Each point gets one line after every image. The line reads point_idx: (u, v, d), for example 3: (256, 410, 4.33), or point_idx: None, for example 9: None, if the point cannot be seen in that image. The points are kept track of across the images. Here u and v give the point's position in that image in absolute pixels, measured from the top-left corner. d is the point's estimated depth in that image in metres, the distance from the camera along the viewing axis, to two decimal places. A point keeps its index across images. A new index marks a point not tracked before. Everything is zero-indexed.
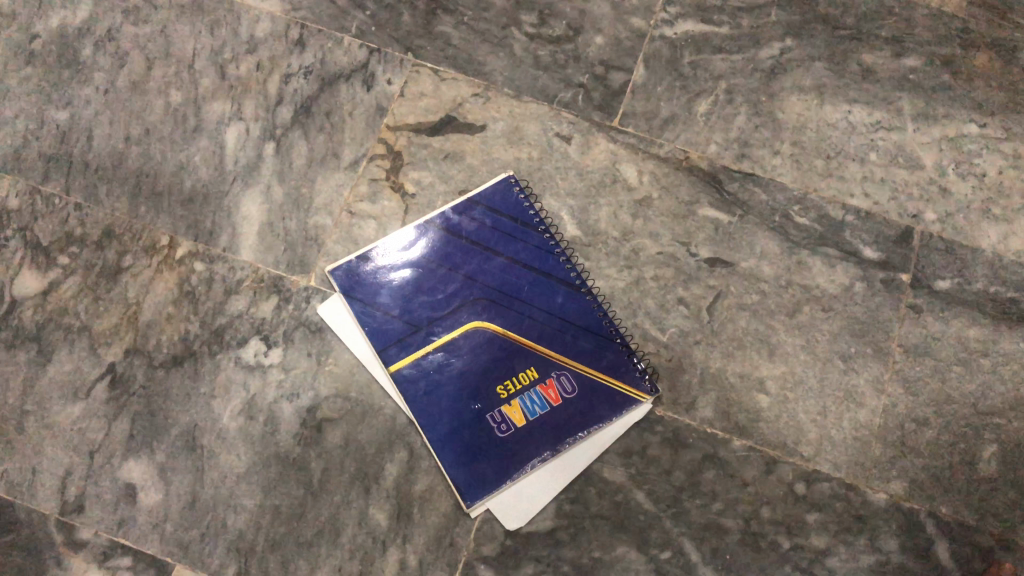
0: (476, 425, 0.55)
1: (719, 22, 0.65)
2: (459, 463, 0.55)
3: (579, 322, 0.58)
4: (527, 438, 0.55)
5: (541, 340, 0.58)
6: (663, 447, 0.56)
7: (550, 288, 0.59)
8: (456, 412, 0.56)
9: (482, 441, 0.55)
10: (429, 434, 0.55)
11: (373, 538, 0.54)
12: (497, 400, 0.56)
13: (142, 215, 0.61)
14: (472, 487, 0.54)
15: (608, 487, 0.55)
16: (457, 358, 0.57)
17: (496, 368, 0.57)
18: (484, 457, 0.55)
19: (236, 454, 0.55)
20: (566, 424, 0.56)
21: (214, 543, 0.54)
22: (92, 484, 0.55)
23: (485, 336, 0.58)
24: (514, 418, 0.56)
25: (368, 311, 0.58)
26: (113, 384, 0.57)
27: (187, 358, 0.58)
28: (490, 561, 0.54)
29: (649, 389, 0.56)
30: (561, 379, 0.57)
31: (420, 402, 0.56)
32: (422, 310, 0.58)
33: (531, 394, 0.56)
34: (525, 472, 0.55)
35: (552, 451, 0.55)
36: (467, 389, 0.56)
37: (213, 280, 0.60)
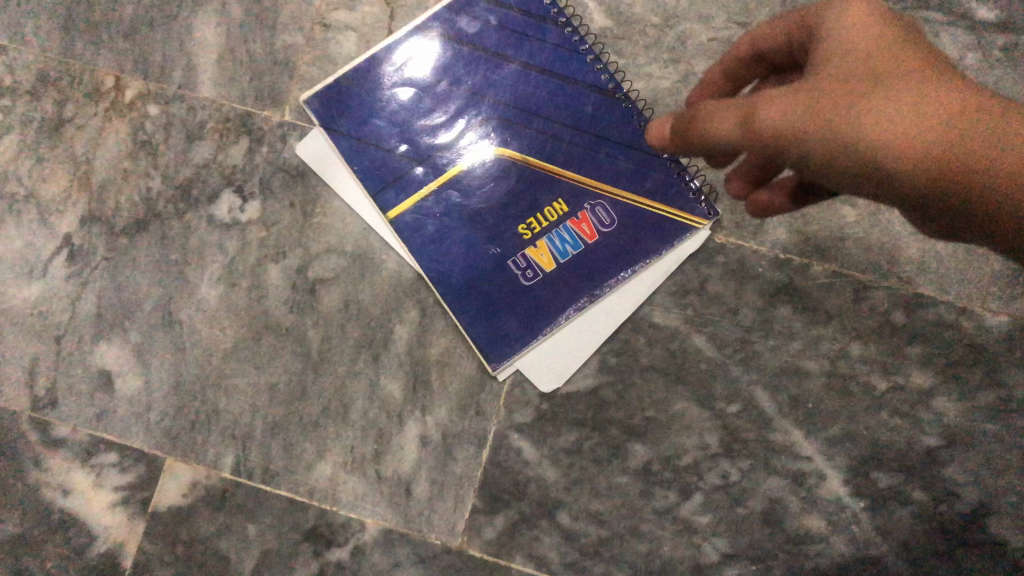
0: (496, 275, 0.46)
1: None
2: (479, 320, 0.46)
3: (615, 138, 0.47)
4: (559, 284, 0.46)
5: (570, 164, 0.47)
6: (726, 281, 0.46)
7: (576, 99, 0.47)
8: (471, 261, 0.46)
9: (505, 292, 0.46)
10: (441, 288, 0.46)
11: (387, 411, 0.46)
12: (521, 242, 0.46)
13: (79, 53, 0.51)
14: (498, 347, 0.45)
15: (661, 334, 0.46)
16: (468, 196, 0.47)
17: (515, 205, 0.47)
18: (509, 312, 0.46)
19: (220, 328, 0.47)
20: (605, 264, 0.46)
21: (207, 431, 0.47)
22: (63, 373, 0.47)
23: (500, 166, 0.47)
24: (542, 262, 0.46)
25: (355, 148, 0.47)
26: (72, 257, 0.49)
27: (152, 222, 0.49)
28: (525, 429, 0.46)
29: (706, 213, 0.46)
30: (596, 210, 0.46)
31: (428, 252, 0.46)
32: (421, 141, 0.48)
33: (561, 232, 0.46)
34: (560, 325, 0.46)
35: (590, 298, 0.46)
36: (483, 233, 0.47)
37: (172, 125, 0.50)
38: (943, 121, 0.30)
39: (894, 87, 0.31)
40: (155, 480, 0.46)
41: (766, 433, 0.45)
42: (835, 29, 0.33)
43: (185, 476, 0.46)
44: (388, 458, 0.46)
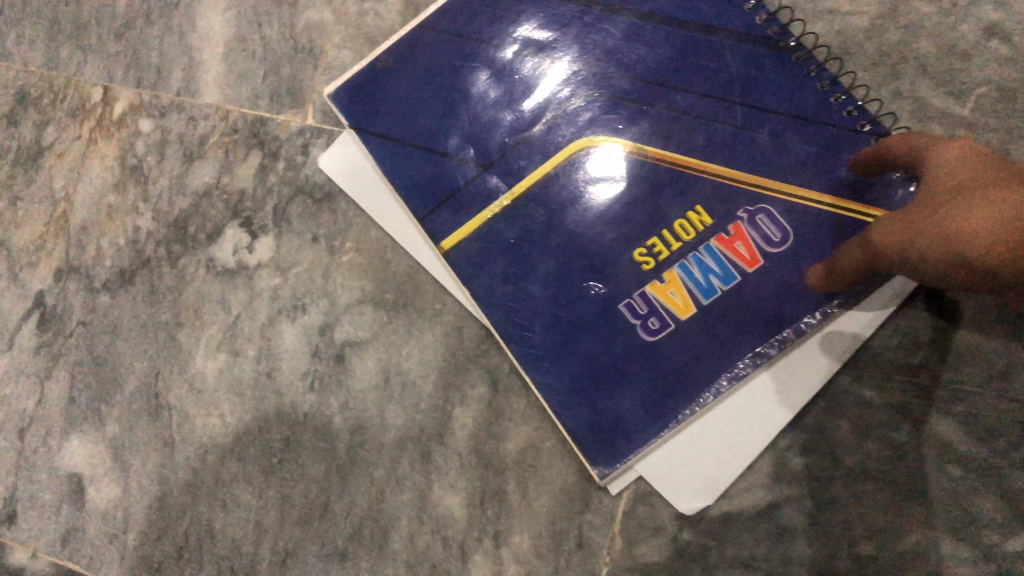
0: (604, 328, 0.30)
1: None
2: (578, 401, 0.30)
3: (780, 109, 0.31)
4: (703, 337, 0.30)
5: (712, 153, 0.31)
6: (980, 328, 0.28)
7: (716, 54, 0.32)
8: (564, 309, 0.31)
9: (618, 351, 0.30)
10: (520, 350, 0.30)
11: (445, 540, 0.31)
12: (642, 275, 0.30)
13: (63, 62, 0.40)
14: (611, 437, 0.29)
15: (874, 416, 0.28)
16: (556, 210, 0.31)
17: (634, 221, 0.31)
18: (626, 382, 0.30)
19: (218, 416, 0.34)
20: (776, 303, 0.29)
21: (199, 562, 0.33)
22: (25, 481, 0.35)
23: (609, 163, 0.31)
24: (674, 305, 0.30)
25: (390, 153, 0.32)
26: (44, 323, 0.37)
27: (140, 271, 0.36)
28: (657, 572, 0.29)
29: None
30: (757, 219, 0.30)
31: (501, 297, 0.31)
32: (488, 137, 0.32)
33: (704, 257, 0.30)
34: (707, 402, 0.29)
35: (754, 356, 0.29)
36: (582, 265, 0.31)
37: (167, 143, 0.37)
38: None
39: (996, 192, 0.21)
40: None
41: None
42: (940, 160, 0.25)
43: None
44: None
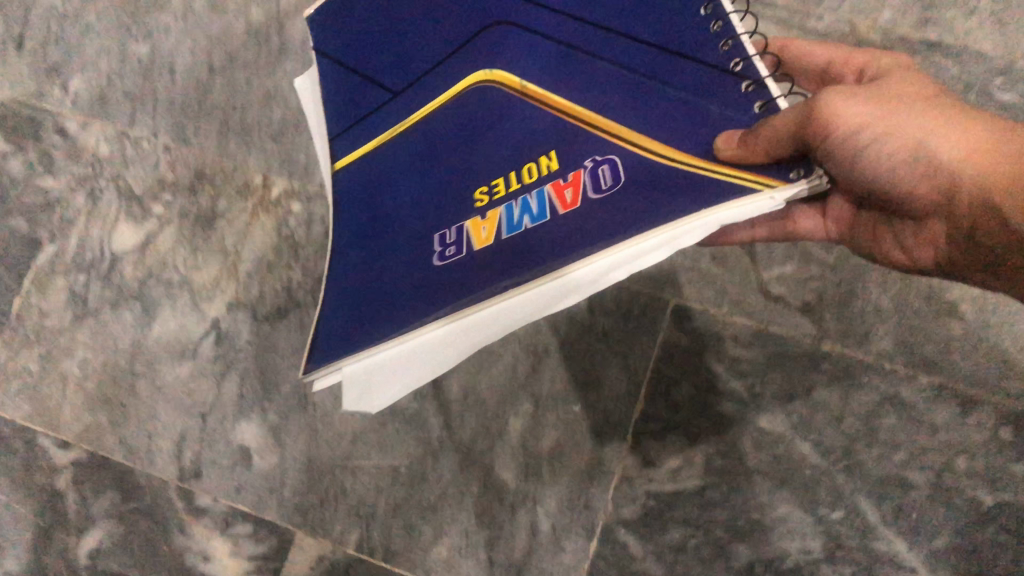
0: (417, 230, 0.36)
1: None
2: (379, 299, 0.36)
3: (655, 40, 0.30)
4: (497, 260, 0.31)
5: (554, 62, 0.33)
6: (832, 390, 0.47)
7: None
8: (381, 236, 0.38)
9: (416, 271, 0.35)
10: (357, 238, 0.39)
11: (501, 500, 0.49)
12: (457, 204, 0.34)
13: (233, 152, 0.56)
14: (339, 338, 0.37)
15: (766, 438, 0.47)
16: (433, 156, 0.36)
17: (456, 144, 0.35)
18: (403, 284, 0.35)
19: (350, 413, 0.51)
20: (564, 242, 0.30)
21: (334, 507, 0.50)
22: (207, 448, 0.52)
23: (466, 110, 0.35)
24: (480, 237, 0.32)
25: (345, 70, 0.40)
26: (220, 340, 0.54)
27: (293, 310, 0.53)
28: (632, 524, 0.48)
29: (793, 179, 0.28)
30: (596, 165, 0.30)
31: (367, 207, 0.39)
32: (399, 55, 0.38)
33: (534, 197, 0.31)
34: (438, 314, 0.32)
35: (521, 277, 0.30)
36: (432, 211, 0.35)
37: (312, 221, 0.54)
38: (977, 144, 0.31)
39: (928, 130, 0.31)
40: (285, 553, 0.51)
41: (868, 541, 0.46)
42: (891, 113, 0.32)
43: (313, 551, 0.50)
44: (501, 544, 0.49)
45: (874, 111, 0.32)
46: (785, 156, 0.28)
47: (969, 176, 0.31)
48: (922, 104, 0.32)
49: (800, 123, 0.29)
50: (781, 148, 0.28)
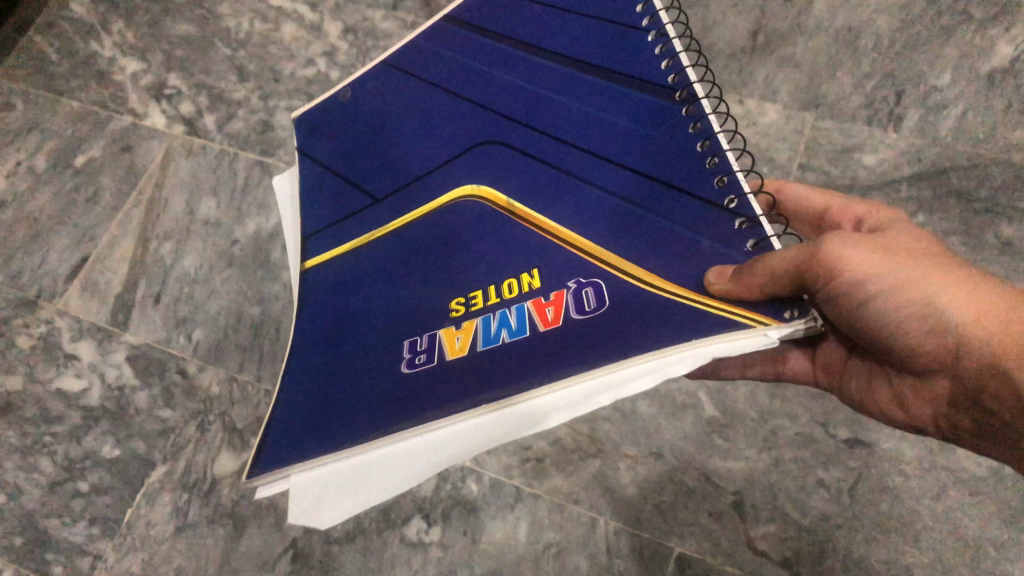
0: (387, 323, 0.49)
1: (859, 183, 0.63)
2: (363, 371, 0.48)
3: (641, 168, 0.44)
4: (466, 371, 0.43)
5: (526, 186, 0.48)
6: None
7: (553, 96, 0.50)
8: (345, 313, 0.51)
9: (391, 373, 0.46)
10: (319, 320, 0.52)
11: None
12: (435, 309, 0.47)
13: None
14: (302, 424, 0.48)
15: None
16: (415, 263, 0.50)
17: (432, 254, 0.49)
18: (359, 370, 0.48)
19: None
20: (528, 362, 0.41)
21: None
22: None
23: (442, 221, 0.50)
24: (457, 345, 0.45)
25: (337, 184, 0.57)
26: (295, 558, 0.64)
27: (359, 535, 0.63)
28: None
29: (787, 319, 0.37)
30: (576, 288, 0.42)
31: (336, 291, 0.53)
32: (389, 178, 0.54)
33: (511, 315, 0.43)
34: (396, 437, 0.44)
35: (481, 397, 0.41)
36: (406, 306, 0.48)
37: None
38: (969, 301, 0.38)
39: (925, 281, 0.39)
40: None
41: None
42: (895, 262, 0.40)
43: None
44: None
45: (883, 260, 0.40)
46: (779, 296, 0.38)
47: (973, 332, 0.38)
48: (930, 261, 0.40)
49: (796, 265, 0.38)
50: (775, 285, 0.37)
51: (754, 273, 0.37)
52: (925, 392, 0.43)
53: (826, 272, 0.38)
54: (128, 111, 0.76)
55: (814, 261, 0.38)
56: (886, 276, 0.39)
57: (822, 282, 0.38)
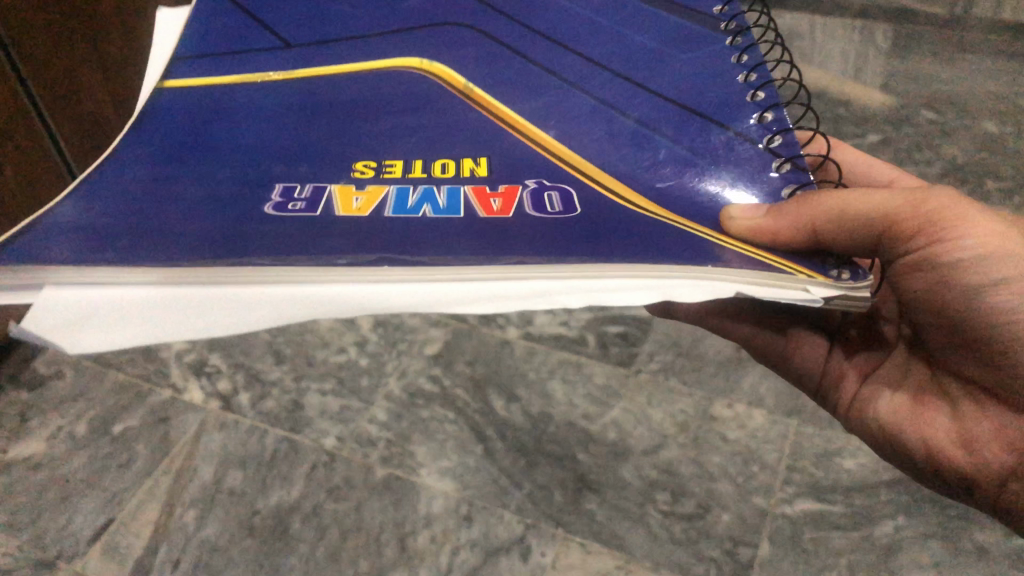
0: (258, 159, 0.46)
1: (841, 484, 0.74)
2: (218, 172, 0.45)
3: (664, 92, 0.51)
4: (341, 223, 0.41)
5: (496, 86, 0.52)
6: None
7: (559, 4, 0.59)
8: (205, 137, 0.48)
9: (253, 208, 0.42)
10: (157, 128, 0.49)
11: None
12: (336, 170, 0.45)
13: None
14: (66, 233, 0.40)
15: None
16: (301, 127, 0.49)
17: (326, 133, 0.48)
18: (185, 196, 0.43)
19: None
20: (451, 233, 0.40)
21: None
22: None
23: (367, 103, 0.51)
24: (348, 206, 0.42)
25: (274, 38, 0.57)
26: None
27: None
28: None
29: (833, 276, 0.38)
30: (533, 187, 0.44)
31: (197, 120, 0.50)
32: (310, 34, 0.57)
33: (438, 196, 0.43)
34: (266, 276, 0.37)
35: (388, 258, 0.38)
36: (269, 161, 0.46)
37: None
38: None
39: None
40: None
41: None
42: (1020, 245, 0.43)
43: None
44: None
45: (1014, 240, 0.43)
46: (816, 255, 0.40)
47: None
48: None
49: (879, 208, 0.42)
50: (830, 225, 0.40)
51: (799, 208, 0.41)
52: (1010, 439, 0.46)
53: (931, 227, 0.43)
54: (169, 385, 0.83)
55: (914, 212, 0.43)
56: (1005, 254, 0.43)
57: (915, 231, 0.43)
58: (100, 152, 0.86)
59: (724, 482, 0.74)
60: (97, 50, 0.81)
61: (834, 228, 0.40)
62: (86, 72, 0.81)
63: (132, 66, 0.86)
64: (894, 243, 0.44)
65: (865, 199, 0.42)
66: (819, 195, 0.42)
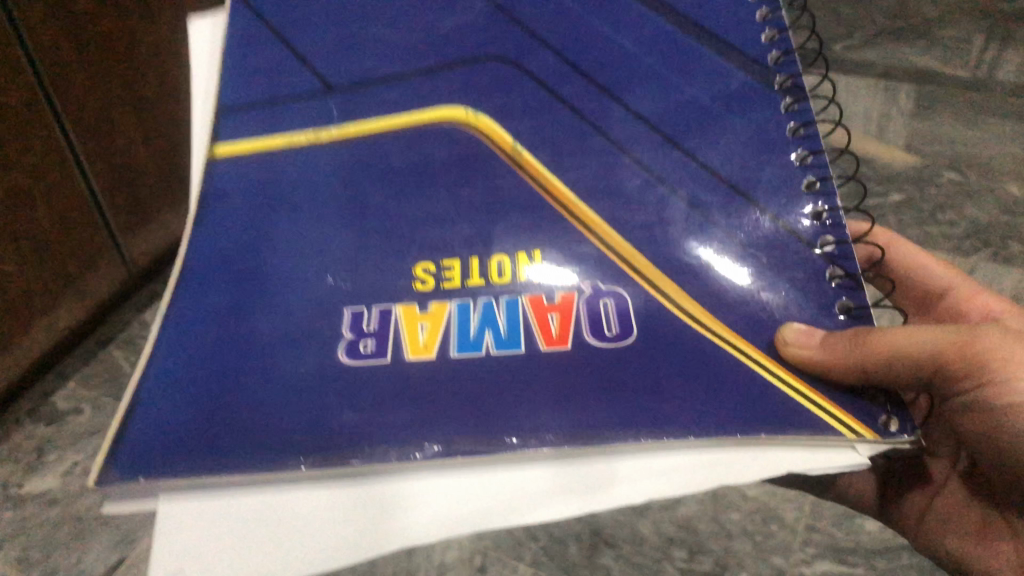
0: (321, 267, 0.55)
1: (863, 546, 0.72)
2: (281, 283, 0.55)
3: (708, 161, 0.55)
4: (438, 368, 0.50)
5: (545, 141, 0.58)
6: None
7: (603, 37, 0.61)
8: (281, 240, 0.56)
9: (330, 356, 0.51)
10: (233, 224, 0.57)
11: None
12: (398, 279, 0.54)
13: None
14: (193, 416, 0.50)
15: None
16: (374, 212, 0.57)
17: (397, 220, 0.56)
18: (246, 322, 0.53)
19: None
20: (521, 374, 0.49)
21: None
22: None
23: (426, 136, 0.59)
24: (420, 341, 0.51)
25: (319, 77, 0.62)
26: None
27: None
28: None
29: (881, 430, 0.46)
30: (588, 294, 0.52)
31: (246, 233, 0.57)
32: (353, 72, 0.61)
33: (500, 322, 0.52)
34: (343, 482, 0.48)
35: (505, 431, 0.47)
36: (348, 266, 0.55)
37: None
38: None
39: None
40: None
41: None
42: None
43: None
44: None
45: None
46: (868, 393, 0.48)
47: None
48: None
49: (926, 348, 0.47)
50: (888, 371, 0.46)
51: (858, 353, 0.47)
52: None
53: (978, 363, 0.46)
54: None
55: (963, 348, 0.47)
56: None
57: (964, 363, 0.47)
58: (132, 216, 0.88)
59: (742, 540, 0.73)
60: (133, 108, 0.84)
61: (887, 374, 0.46)
62: (124, 133, 0.83)
63: (167, 125, 0.89)
64: (947, 366, 0.47)
65: (915, 339, 0.47)
66: (878, 334, 0.47)
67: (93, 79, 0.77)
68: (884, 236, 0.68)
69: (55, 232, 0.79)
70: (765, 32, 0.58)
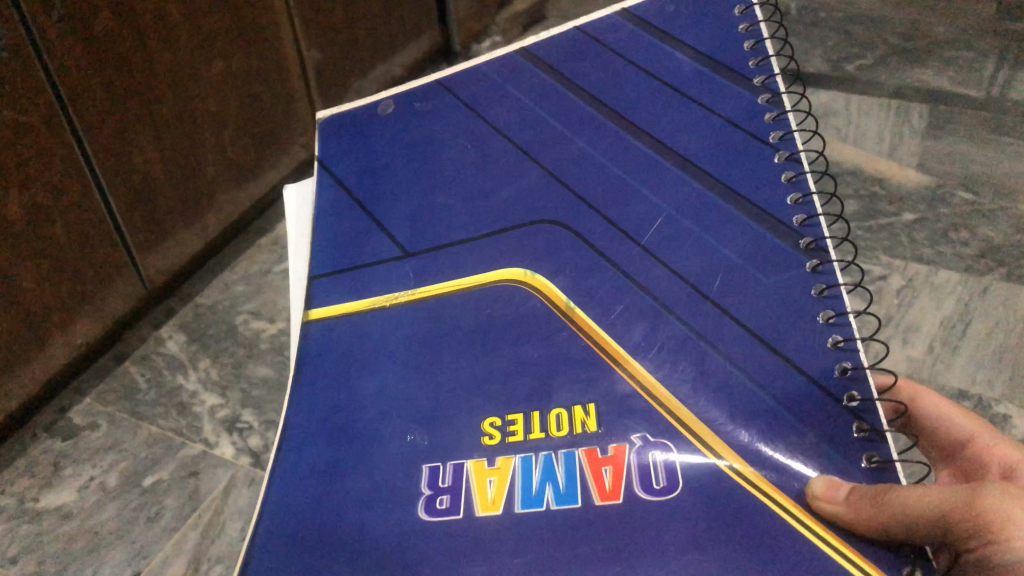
0: (393, 412, 0.54)
1: None
2: (347, 447, 0.53)
3: (739, 314, 0.52)
4: (494, 527, 0.46)
5: (589, 295, 0.55)
6: None
7: (635, 188, 0.60)
8: (345, 396, 0.56)
9: (409, 510, 0.49)
10: (316, 382, 0.57)
11: None
12: (466, 435, 0.51)
13: None
14: (283, 540, 0.50)
15: None
16: (436, 372, 0.55)
17: (460, 385, 0.54)
18: (309, 465, 0.53)
19: None
20: (575, 531, 0.45)
21: None
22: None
23: (492, 292, 0.58)
24: (485, 502, 0.48)
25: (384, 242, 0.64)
26: None
27: None
28: None
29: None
30: (639, 446, 0.48)
31: (325, 412, 0.55)
32: (425, 239, 0.63)
33: (560, 475, 0.48)
34: None
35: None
36: (416, 422, 0.53)
37: None
38: None
39: None
40: None
41: None
42: None
43: None
44: None
45: None
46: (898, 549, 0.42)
47: None
48: None
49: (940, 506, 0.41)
50: (905, 529, 0.41)
51: (880, 509, 0.41)
52: None
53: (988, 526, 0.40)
54: (201, 441, 0.82)
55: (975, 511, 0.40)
56: None
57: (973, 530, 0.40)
58: (151, 231, 0.90)
59: None
60: (155, 133, 0.85)
61: (909, 532, 0.41)
62: (144, 158, 0.85)
63: (189, 146, 0.91)
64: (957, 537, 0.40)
65: (926, 494, 0.41)
66: (896, 490, 0.42)
67: (114, 106, 0.79)
68: (909, 392, 0.60)
69: (76, 255, 0.81)
70: (761, 96, 0.62)
